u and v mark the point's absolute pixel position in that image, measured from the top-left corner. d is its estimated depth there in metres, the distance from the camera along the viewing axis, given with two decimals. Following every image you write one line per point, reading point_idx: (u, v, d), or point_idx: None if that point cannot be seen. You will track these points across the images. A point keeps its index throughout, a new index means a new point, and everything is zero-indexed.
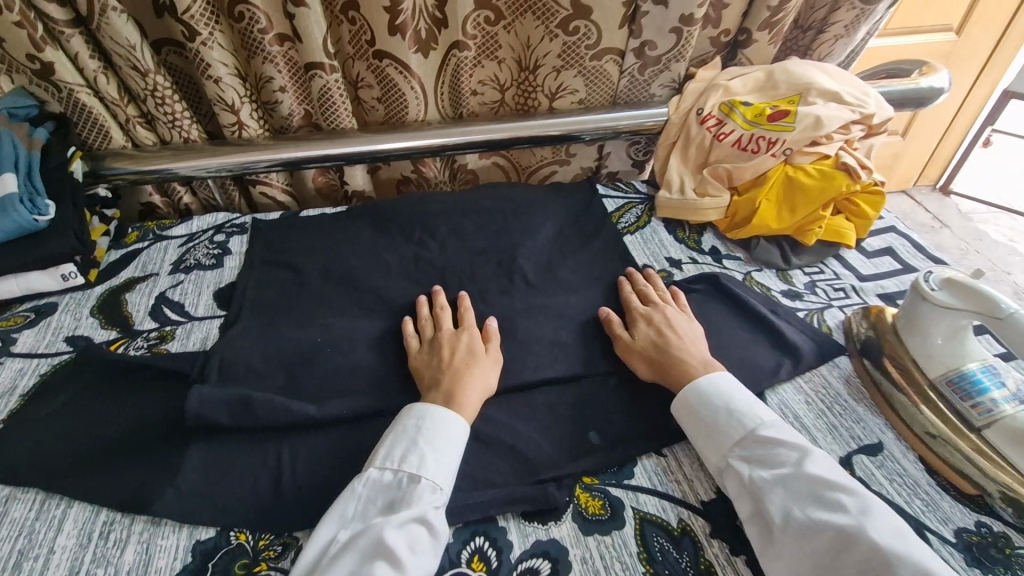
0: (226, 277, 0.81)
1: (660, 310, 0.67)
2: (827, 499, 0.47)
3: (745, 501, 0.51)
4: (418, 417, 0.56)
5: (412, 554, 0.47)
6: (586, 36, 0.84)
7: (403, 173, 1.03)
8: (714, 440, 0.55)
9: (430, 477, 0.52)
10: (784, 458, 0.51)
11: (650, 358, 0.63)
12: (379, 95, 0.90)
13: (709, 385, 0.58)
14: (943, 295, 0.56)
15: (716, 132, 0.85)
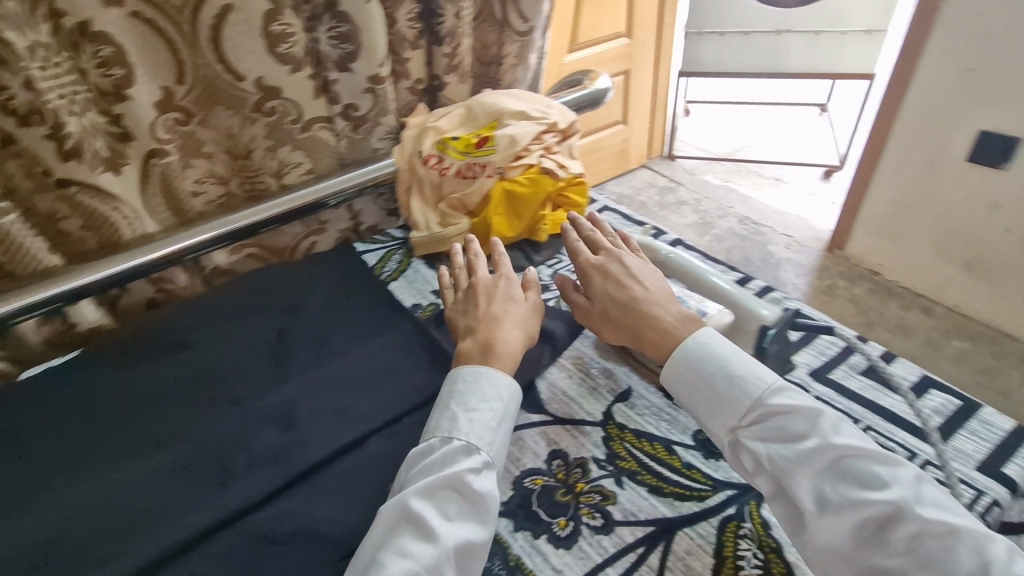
0: None
1: (613, 269, 0.69)
2: (852, 468, 0.50)
3: (765, 479, 0.54)
4: (458, 382, 0.60)
5: (442, 521, 0.51)
6: (285, 113, 0.86)
7: (148, 294, 0.93)
8: (722, 413, 0.56)
9: (474, 435, 0.55)
10: (800, 428, 0.53)
11: (616, 325, 0.66)
12: (82, 224, 0.78)
13: (702, 348, 0.59)
14: (626, 254, 0.70)
15: (439, 168, 0.93)
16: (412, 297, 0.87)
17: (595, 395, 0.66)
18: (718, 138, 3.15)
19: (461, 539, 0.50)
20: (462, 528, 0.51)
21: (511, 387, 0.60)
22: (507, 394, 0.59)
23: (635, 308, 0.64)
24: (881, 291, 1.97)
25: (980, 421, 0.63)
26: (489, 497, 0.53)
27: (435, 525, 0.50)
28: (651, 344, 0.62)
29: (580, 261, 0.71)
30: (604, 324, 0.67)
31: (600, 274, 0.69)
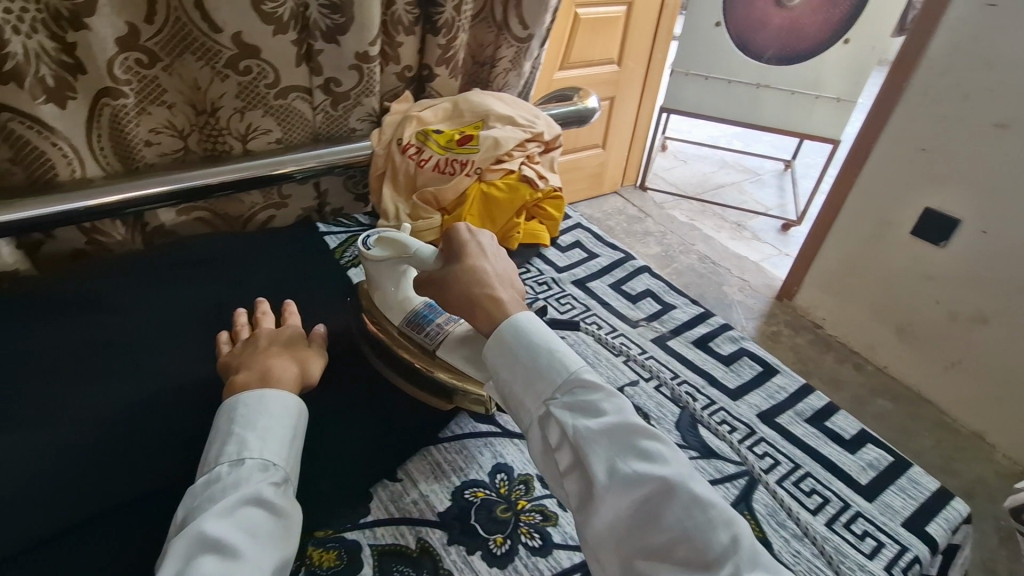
0: None
1: (467, 245, 0.64)
2: (642, 450, 0.50)
3: (565, 451, 0.53)
4: (233, 411, 0.56)
5: (249, 541, 0.47)
6: (261, 75, 0.82)
7: (75, 246, 0.84)
8: (535, 385, 0.55)
9: (268, 451, 0.54)
10: (605, 408, 0.52)
11: (459, 290, 0.62)
12: (10, 155, 0.70)
13: (528, 326, 0.57)
14: (376, 250, 0.70)
15: (417, 159, 0.90)
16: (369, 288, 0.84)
17: None
18: (688, 178, 3.24)
19: (262, 557, 0.47)
20: (266, 545, 0.48)
21: (303, 416, 0.59)
22: (294, 422, 0.58)
23: (473, 281, 0.61)
24: (820, 344, 2.05)
25: (909, 479, 0.64)
26: (288, 511, 0.51)
27: (242, 543, 0.46)
28: (490, 314, 0.60)
29: (452, 231, 0.65)
30: (441, 294, 0.64)
31: (449, 246, 0.65)
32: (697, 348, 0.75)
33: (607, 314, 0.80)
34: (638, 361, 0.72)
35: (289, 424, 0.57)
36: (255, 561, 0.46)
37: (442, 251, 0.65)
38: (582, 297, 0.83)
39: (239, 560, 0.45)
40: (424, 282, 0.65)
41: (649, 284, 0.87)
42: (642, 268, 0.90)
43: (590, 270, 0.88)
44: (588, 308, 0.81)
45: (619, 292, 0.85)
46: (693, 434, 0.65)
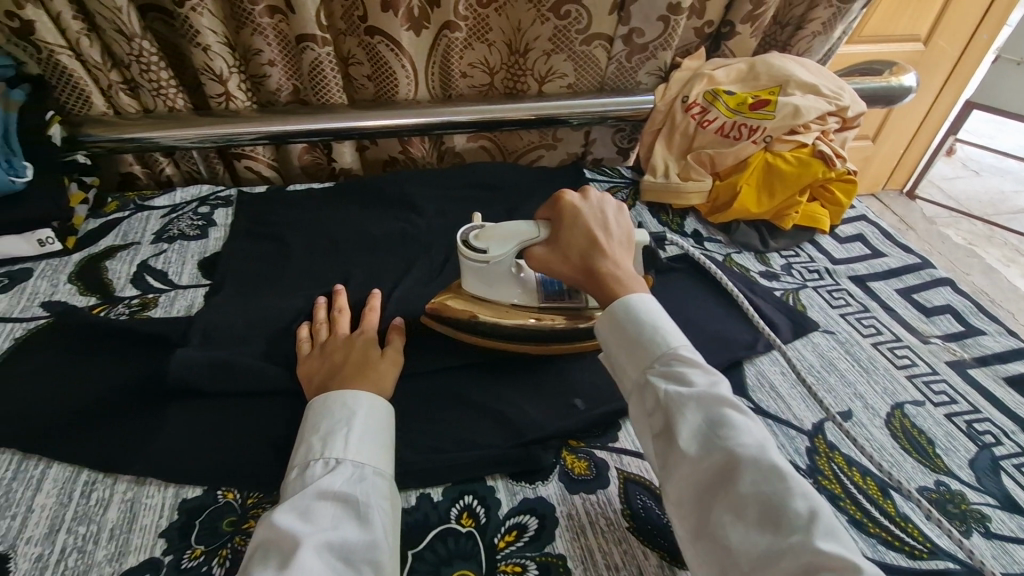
0: (212, 247, 0.79)
1: (584, 211, 0.60)
2: (725, 419, 0.44)
3: (656, 418, 0.48)
4: (311, 414, 0.51)
5: (312, 535, 0.41)
6: (577, 21, 0.86)
7: (390, 154, 1.02)
8: (636, 355, 0.51)
9: (333, 448, 0.47)
10: (698, 379, 0.47)
11: (575, 259, 0.59)
12: (369, 72, 0.89)
13: (637, 298, 0.54)
14: (497, 251, 0.60)
15: (700, 119, 0.87)
16: None
17: (808, 404, 0.60)
18: (975, 193, 2.61)
19: (327, 552, 0.41)
20: (336, 539, 0.42)
21: (385, 410, 0.52)
22: (377, 412, 0.51)
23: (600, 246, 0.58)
24: None
25: None
26: (364, 500, 0.44)
27: (303, 538, 0.41)
28: (603, 287, 0.57)
29: (573, 202, 0.61)
30: (575, 265, 0.59)
31: (558, 214, 0.61)
32: (1009, 385, 0.64)
33: (890, 321, 0.71)
34: (926, 381, 0.63)
35: (363, 412, 0.50)
36: (309, 556, 0.39)
37: (546, 221, 0.61)
38: (860, 295, 0.74)
39: (293, 556, 0.39)
40: (567, 241, 0.59)
41: (951, 300, 0.75)
42: (943, 280, 0.77)
43: (873, 268, 0.79)
44: (867, 309, 0.72)
45: (910, 300, 0.75)
46: (994, 479, 0.55)
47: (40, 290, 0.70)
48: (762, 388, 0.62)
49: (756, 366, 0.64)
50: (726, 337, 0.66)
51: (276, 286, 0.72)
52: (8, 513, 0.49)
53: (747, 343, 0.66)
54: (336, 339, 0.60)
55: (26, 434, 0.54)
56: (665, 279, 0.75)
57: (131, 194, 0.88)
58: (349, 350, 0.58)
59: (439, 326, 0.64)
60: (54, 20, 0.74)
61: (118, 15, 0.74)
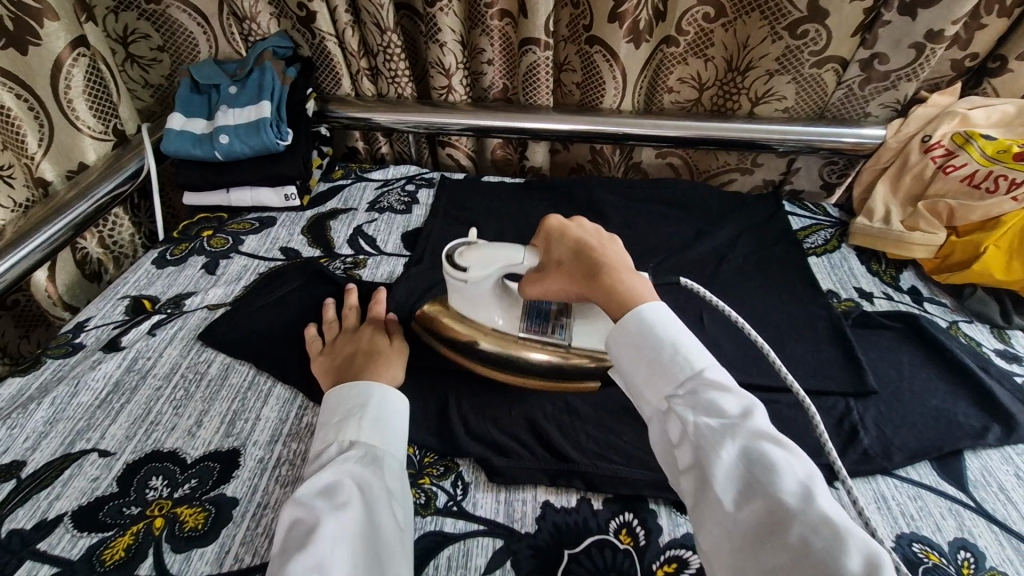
0: (414, 223, 0.87)
1: (574, 228, 0.56)
2: (766, 457, 0.39)
3: (685, 452, 0.43)
4: (331, 401, 0.54)
5: (331, 513, 0.44)
6: (814, 42, 0.80)
7: (579, 161, 1.05)
8: (655, 378, 0.47)
9: (349, 432, 0.51)
10: (731, 406, 0.43)
11: (571, 272, 0.54)
12: (580, 80, 0.93)
13: (646, 311, 0.49)
14: (474, 271, 0.58)
15: (942, 163, 0.76)
16: (829, 281, 0.76)
17: None
18: None
19: (348, 527, 0.43)
20: (354, 516, 0.44)
21: (398, 398, 0.55)
22: (389, 403, 0.54)
23: (597, 256, 0.54)
24: None
25: None
26: (374, 482, 0.47)
27: (324, 514, 0.43)
28: (611, 295, 0.52)
29: (558, 223, 0.57)
30: (584, 277, 0.53)
31: (545, 232, 0.57)
32: None
33: None
34: None
35: (378, 401, 0.53)
36: (330, 533, 0.42)
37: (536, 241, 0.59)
38: None
39: (316, 531, 0.42)
40: (569, 247, 0.55)
41: None
42: None
43: None
44: None
45: None
46: None
47: (280, 236, 0.83)
48: (988, 487, 0.52)
49: (982, 459, 0.55)
50: (948, 419, 0.57)
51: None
52: (242, 416, 0.58)
53: (973, 431, 0.56)
54: (346, 333, 0.63)
55: (262, 354, 0.64)
56: (873, 335, 0.67)
57: (354, 166, 1.00)
58: (357, 342, 0.61)
59: (424, 333, 0.65)
60: (330, 11, 0.87)
61: (379, 12, 0.85)
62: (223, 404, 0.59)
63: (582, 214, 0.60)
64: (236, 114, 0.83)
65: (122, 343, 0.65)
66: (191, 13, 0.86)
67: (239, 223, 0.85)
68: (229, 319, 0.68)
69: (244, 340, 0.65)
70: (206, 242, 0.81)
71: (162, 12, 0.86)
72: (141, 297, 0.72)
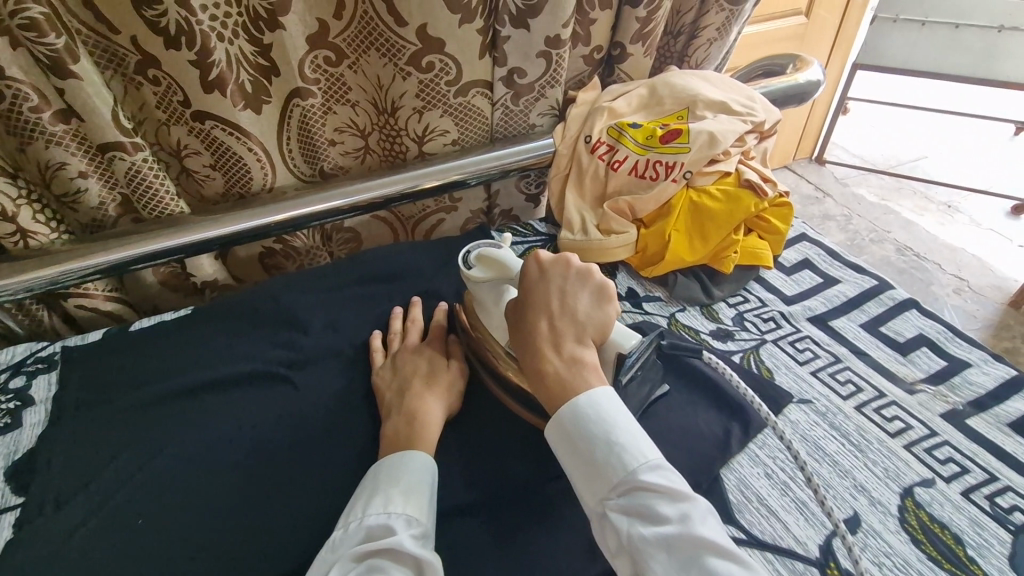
0: (27, 441, 0.61)
1: (546, 280, 0.56)
2: (707, 567, 0.40)
3: (624, 556, 0.44)
4: (377, 470, 0.55)
5: None
6: (444, 71, 0.72)
7: (263, 245, 0.85)
8: (592, 480, 0.47)
9: (392, 504, 0.51)
10: (668, 510, 0.43)
11: (523, 339, 0.55)
12: (211, 161, 0.73)
13: (588, 405, 0.48)
14: (476, 270, 0.65)
15: (609, 160, 0.76)
16: None
17: (807, 515, 0.50)
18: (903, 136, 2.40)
19: None
20: None
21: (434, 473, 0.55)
22: (424, 473, 0.54)
23: (545, 324, 0.54)
24: None
25: None
26: (418, 552, 0.47)
27: None
28: (542, 370, 0.52)
29: (528, 269, 0.57)
30: (525, 344, 0.54)
31: (523, 280, 0.57)
32: (1018, 434, 0.56)
33: (867, 370, 0.62)
34: (927, 449, 0.54)
35: (419, 473, 0.54)
36: None
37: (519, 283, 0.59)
38: (825, 342, 0.65)
39: None
40: (524, 307, 0.55)
41: (922, 329, 0.67)
42: (908, 303, 0.70)
43: (829, 303, 0.70)
44: (839, 358, 0.63)
45: (879, 337, 0.66)
46: None
47: None
48: (750, 506, 0.51)
49: (735, 469, 0.54)
50: (693, 433, 0.56)
51: (120, 484, 0.57)
52: None
53: (717, 441, 0.55)
54: (408, 350, 0.68)
55: None
56: None
57: None
58: (417, 366, 0.65)
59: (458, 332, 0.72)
60: None
61: None
62: None
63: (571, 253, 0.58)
64: None
65: None
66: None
67: None
68: None
69: None
70: None
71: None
72: None
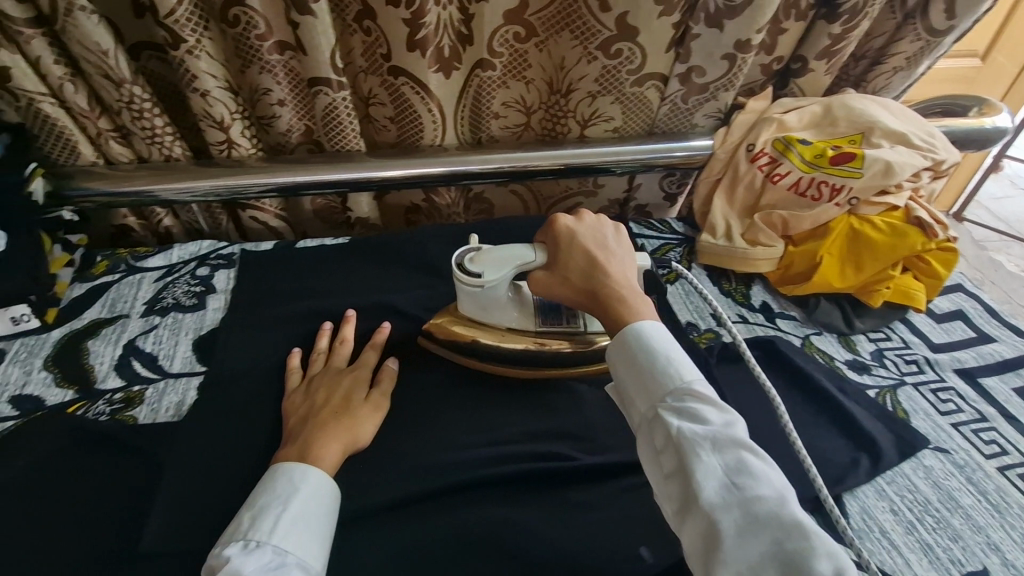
0: (210, 321, 0.70)
1: (580, 231, 0.58)
2: (750, 465, 0.42)
3: (666, 454, 0.46)
4: (268, 483, 0.50)
5: None
6: (630, 59, 0.74)
7: (412, 201, 0.93)
8: (647, 388, 0.48)
9: (258, 529, 0.46)
10: (713, 417, 0.45)
11: (575, 283, 0.56)
12: (392, 114, 0.80)
13: (649, 326, 0.51)
14: (489, 276, 0.60)
15: (769, 172, 0.75)
16: (686, 313, 0.72)
17: (932, 558, 0.49)
18: None
19: None
20: None
21: (333, 495, 0.51)
22: (317, 497, 0.50)
23: (597, 266, 0.56)
24: None
25: None
26: None
27: None
28: (607, 311, 0.54)
29: (558, 220, 0.59)
30: (592, 293, 0.55)
31: (553, 235, 0.59)
32: None
33: (1017, 436, 0.60)
34: None
35: (301, 495, 0.49)
36: None
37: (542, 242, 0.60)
38: (972, 398, 0.63)
39: None
40: (569, 250, 0.57)
41: None
42: None
43: (981, 359, 0.67)
44: (984, 417, 0.61)
45: None
46: None
47: (10, 380, 0.61)
48: (873, 536, 0.51)
49: (858, 497, 0.54)
50: (823, 457, 0.55)
51: (281, 376, 0.64)
52: None
53: (845, 467, 0.55)
54: (317, 373, 0.62)
55: None
56: (736, 370, 0.64)
57: (123, 251, 0.78)
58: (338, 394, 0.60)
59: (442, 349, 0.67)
60: (33, 64, 0.65)
61: (105, 60, 0.64)
62: None
63: (581, 209, 0.62)
64: None
65: None
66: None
67: None
68: None
69: None
70: None
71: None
72: None
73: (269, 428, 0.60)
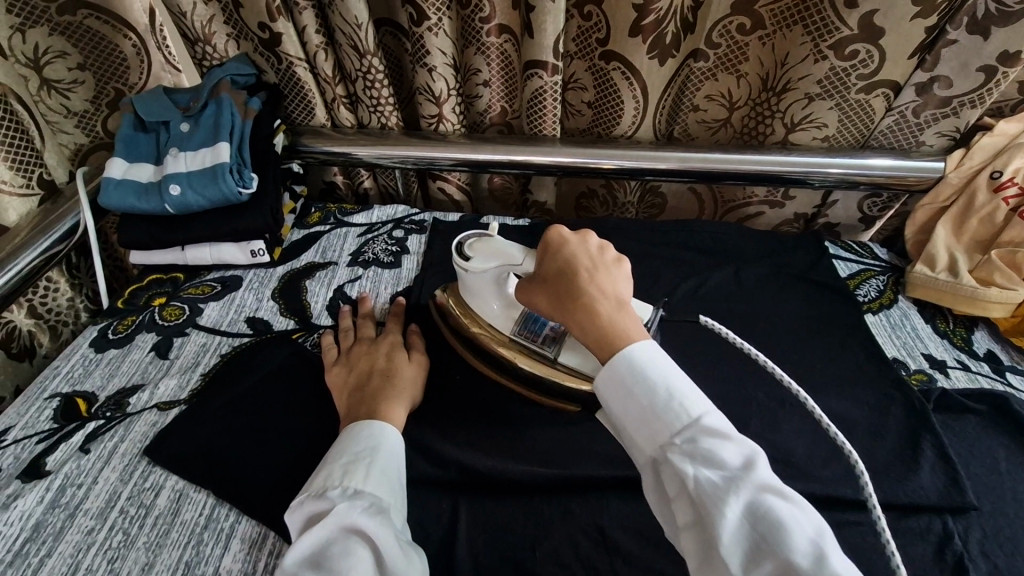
0: (404, 279, 0.75)
1: (573, 245, 0.50)
2: (777, 516, 0.34)
3: (680, 503, 0.38)
4: (351, 435, 0.49)
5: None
6: (864, 63, 0.68)
7: (589, 186, 0.94)
8: (647, 426, 0.40)
9: (355, 476, 0.45)
10: (732, 457, 0.37)
11: (553, 298, 0.49)
12: (591, 99, 0.81)
13: (636, 353, 0.42)
14: (475, 262, 0.58)
15: (1017, 206, 0.67)
16: (893, 347, 0.66)
17: None
18: None
19: None
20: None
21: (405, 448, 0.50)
22: (395, 448, 0.49)
23: (574, 282, 0.47)
24: None
25: None
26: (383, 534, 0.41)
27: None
28: (585, 332, 0.46)
29: (554, 233, 0.50)
30: (569, 313, 0.47)
31: (545, 247, 0.51)
32: None
33: None
34: None
35: (387, 446, 0.48)
36: None
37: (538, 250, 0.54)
38: None
39: None
40: (554, 263, 0.49)
41: None
42: None
43: None
44: None
45: None
46: None
47: (245, 304, 0.70)
48: None
49: None
50: None
51: None
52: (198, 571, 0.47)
53: None
54: (364, 343, 0.62)
55: (222, 474, 0.52)
56: (957, 423, 0.57)
57: (333, 206, 0.87)
58: (377, 359, 0.60)
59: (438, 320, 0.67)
60: (299, 32, 0.74)
61: (356, 33, 0.72)
62: (171, 553, 0.48)
63: (592, 228, 0.52)
64: (190, 158, 0.69)
65: (45, 467, 0.53)
66: (115, 23, 0.71)
67: (197, 287, 0.73)
68: (180, 424, 0.56)
69: (195, 453, 0.54)
70: (158, 314, 0.69)
71: (81, 24, 0.71)
72: (74, 395, 0.60)
73: (458, 383, 0.62)
